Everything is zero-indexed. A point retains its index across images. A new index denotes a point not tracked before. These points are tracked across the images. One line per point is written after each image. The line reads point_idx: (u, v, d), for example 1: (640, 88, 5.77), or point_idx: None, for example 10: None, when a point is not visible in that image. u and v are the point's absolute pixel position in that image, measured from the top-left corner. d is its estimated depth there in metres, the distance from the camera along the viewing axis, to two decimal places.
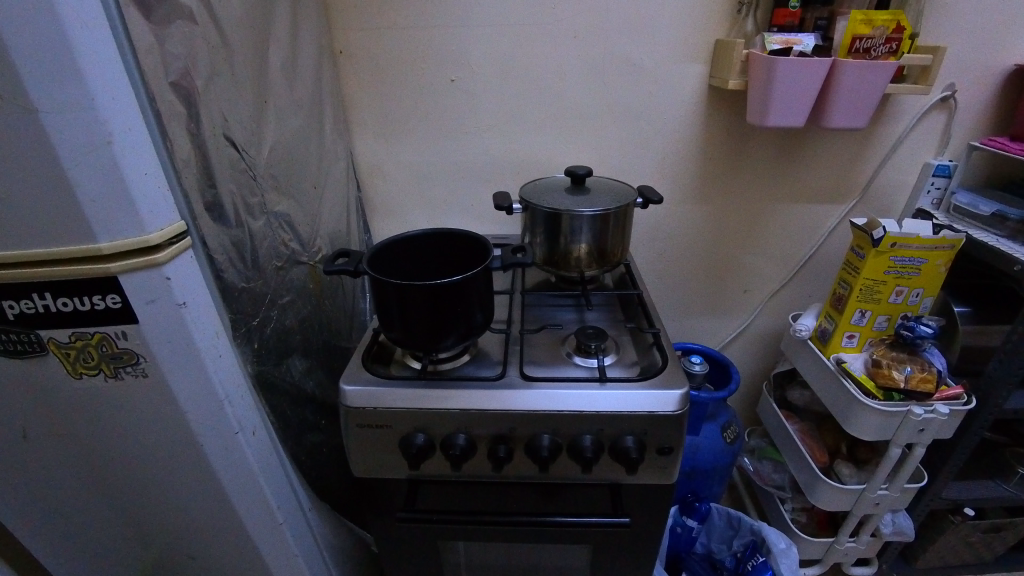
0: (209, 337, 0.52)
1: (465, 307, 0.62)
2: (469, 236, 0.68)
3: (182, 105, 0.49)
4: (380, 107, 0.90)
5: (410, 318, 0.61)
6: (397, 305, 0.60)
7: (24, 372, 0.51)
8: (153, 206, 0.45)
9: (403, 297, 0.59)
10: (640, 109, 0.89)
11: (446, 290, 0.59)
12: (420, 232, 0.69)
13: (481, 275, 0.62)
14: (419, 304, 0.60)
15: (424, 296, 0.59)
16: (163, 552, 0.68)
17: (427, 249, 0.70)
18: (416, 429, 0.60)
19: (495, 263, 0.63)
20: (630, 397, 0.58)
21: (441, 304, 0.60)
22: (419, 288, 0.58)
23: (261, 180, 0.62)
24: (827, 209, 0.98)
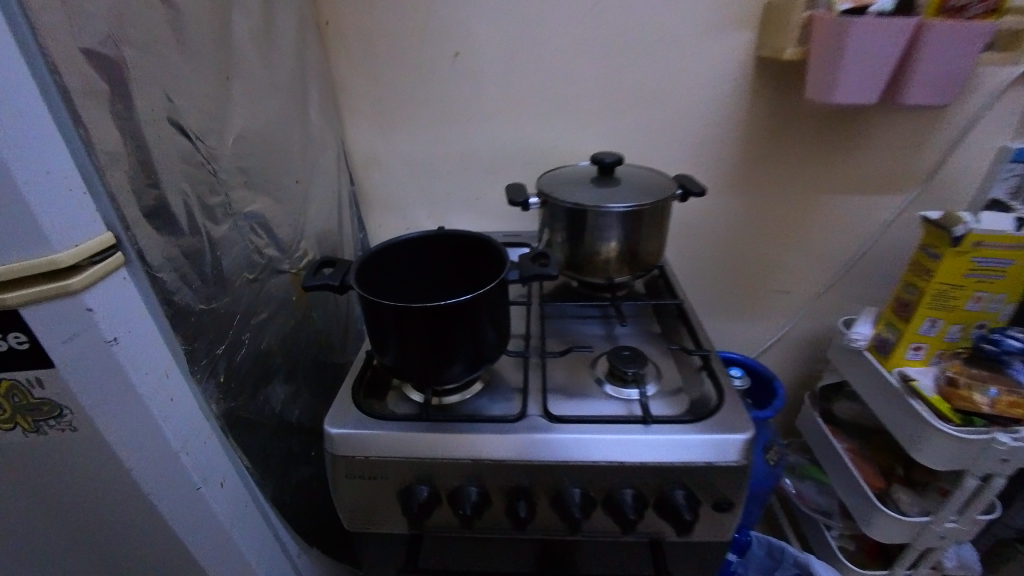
0: (153, 378, 0.42)
1: (476, 331, 0.51)
2: (479, 240, 0.56)
3: (105, 81, 0.37)
4: (373, 86, 0.77)
5: (408, 345, 0.50)
6: (392, 329, 0.50)
7: None
8: (62, 214, 0.34)
9: (399, 321, 0.48)
10: (675, 86, 0.77)
11: (452, 310, 0.48)
12: (405, 237, 0.56)
13: (495, 291, 0.51)
14: (417, 329, 0.49)
15: (425, 319, 0.48)
16: None
17: (422, 257, 0.58)
18: (418, 480, 0.49)
19: (512, 273, 0.52)
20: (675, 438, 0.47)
21: (444, 329, 0.49)
22: (417, 310, 0.47)
23: (226, 177, 0.51)
24: (884, 201, 0.86)
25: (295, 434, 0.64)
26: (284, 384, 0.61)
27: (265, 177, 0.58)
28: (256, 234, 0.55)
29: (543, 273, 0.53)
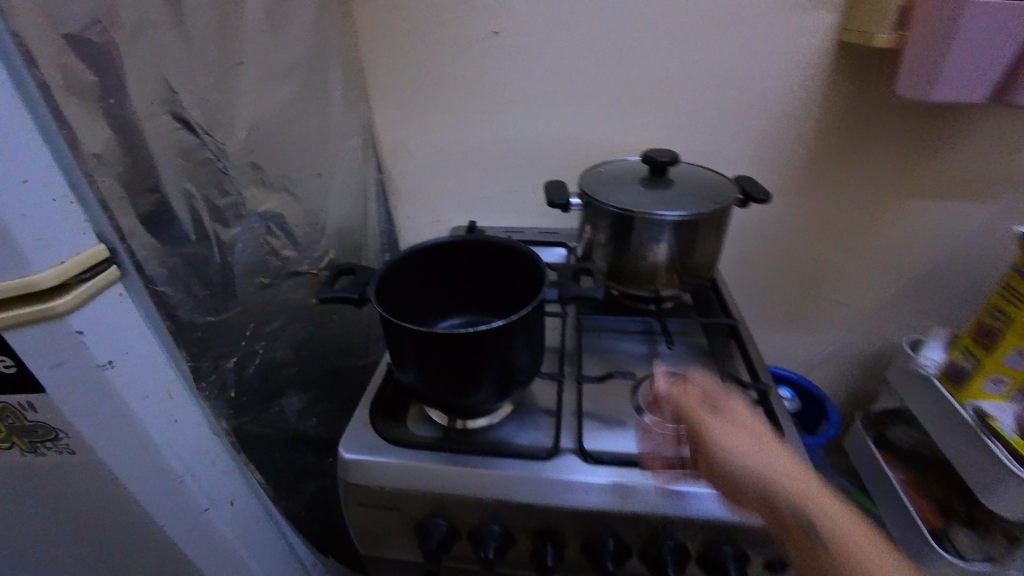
0: (156, 402, 0.39)
1: (508, 356, 0.46)
2: (490, 247, 0.51)
3: (93, 71, 0.33)
4: (403, 68, 0.72)
5: (430, 370, 0.45)
6: (413, 351, 0.45)
7: None
8: (42, 230, 0.30)
9: (421, 343, 0.44)
10: (737, 75, 0.69)
11: (482, 335, 0.43)
12: (415, 247, 0.49)
13: (530, 313, 0.46)
14: (442, 353, 0.44)
15: (451, 344, 0.43)
16: None
17: (435, 266, 0.52)
18: (435, 513, 0.45)
19: (550, 292, 0.47)
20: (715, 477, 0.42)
21: (472, 354, 0.44)
22: (442, 334, 0.42)
23: (237, 175, 0.46)
24: (970, 209, 0.76)
25: (309, 444, 0.61)
26: (298, 393, 0.58)
27: (283, 172, 0.53)
28: (271, 236, 0.51)
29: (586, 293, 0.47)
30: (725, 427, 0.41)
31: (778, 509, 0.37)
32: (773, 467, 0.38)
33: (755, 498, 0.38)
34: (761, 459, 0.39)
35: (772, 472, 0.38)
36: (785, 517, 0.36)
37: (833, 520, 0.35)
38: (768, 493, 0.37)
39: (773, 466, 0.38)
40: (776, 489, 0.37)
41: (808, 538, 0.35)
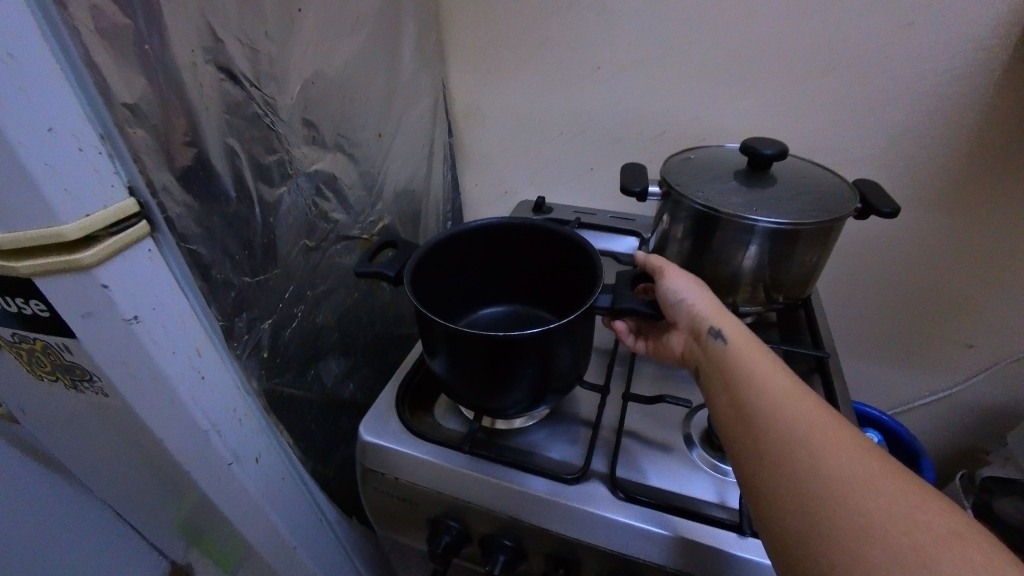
0: (184, 358, 0.38)
1: (550, 365, 0.41)
2: (534, 234, 0.47)
3: (128, 15, 0.31)
4: (484, 24, 0.66)
5: (462, 370, 0.41)
6: (445, 350, 0.41)
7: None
8: (69, 182, 0.28)
9: (454, 343, 0.39)
10: (881, 54, 0.56)
11: (520, 341, 0.38)
12: (445, 236, 0.44)
13: (579, 318, 0.40)
14: (476, 357, 0.39)
15: (485, 348, 0.38)
16: (190, 531, 0.62)
17: (464, 255, 0.47)
18: (448, 513, 0.43)
19: (603, 298, 0.40)
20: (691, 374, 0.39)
21: (509, 359, 0.39)
22: (476, 336, 0.38)
23: (289, 132, 0.44)
24: None
25: (346, 409, 0.61)
26: (339, 358, 0.58)
27: (340, 131, 0.50)
28: (320, 198, 0.49)
29: (642, 307, 0.40)
30: (707, 316, 0.38)
31: (744, 395, 0.33)
32: (750, 358, 0.35)
33: (723, 383, 0.35)
34: (734, 345, 0.36)
35: (746, 361, 0.35)
36: (749, 399, 0.33)
37: (801, 409, 0.31)
38: (739, 375, 0.34)
39: (750, 358, 0.35)
40: (742, 374, 0.34)
41: (769, 419, 0.31)
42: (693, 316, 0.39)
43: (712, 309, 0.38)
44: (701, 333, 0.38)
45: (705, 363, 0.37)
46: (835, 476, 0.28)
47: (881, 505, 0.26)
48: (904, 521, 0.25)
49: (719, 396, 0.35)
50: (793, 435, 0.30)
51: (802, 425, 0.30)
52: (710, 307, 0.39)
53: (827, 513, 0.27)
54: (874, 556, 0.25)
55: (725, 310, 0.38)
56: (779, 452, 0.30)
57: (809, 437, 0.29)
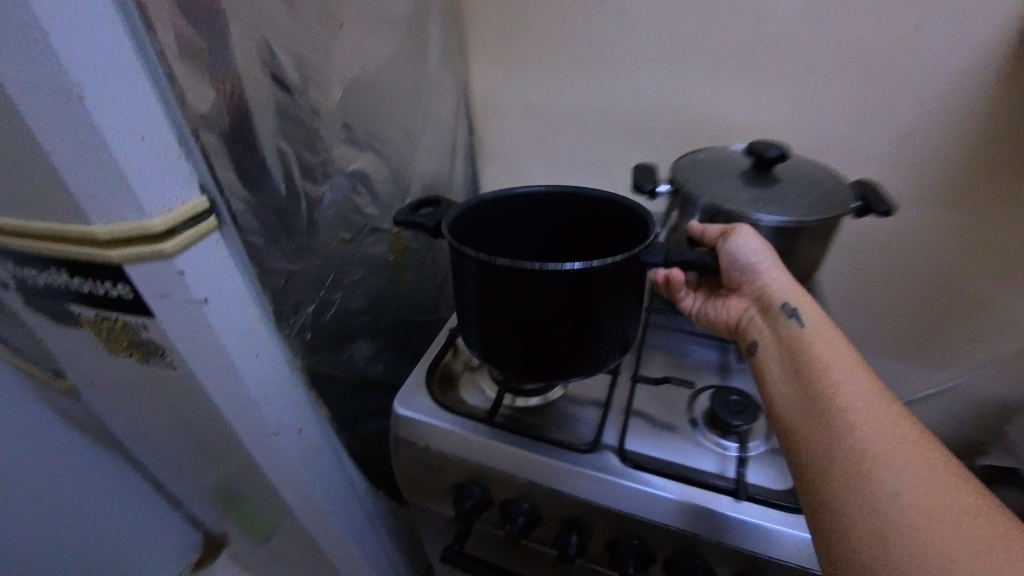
0: (241, 336, 0.43)
1: (581, 316, 0.39)
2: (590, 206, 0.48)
3: (202, 36, 0.35)
4: (507, 26, 0.70)
5: (490, 310, 0.41)
6: (476, 285, 0.40)
7: (71, 334, 0.47)
8: (153, 180, 0.33)
9: (485, 276, 0.39)
10: (885, 58, 0.59)
11: (549, 282, 0.37)
12: (485, 198, 0.47)
13: (619, 268, 0.38)
14: (503, 292, 0.39)
15: (514, 281, 0.38)
16: (229, 497, 0.68)
17: (502, 222, 0.50)
18: (472, 479, 0.48)
19: (654, 255, 0.39)
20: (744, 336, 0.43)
21: (534, 300, 0.38)
22: (506, 267, 0.37)
23: (331, 135, 0.49)
24: None
25: (374, 388, 0.66)
26: (368, 341, 0.62)
27: (374, 131, 0.55)
28: (356, 193, 0.54)
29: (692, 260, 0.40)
30: (782, 293, 0.42)
31: (810, 367, 0.37)
32: (827, 340, 0.38)
33: (790, 354, 0.39)
34: (807, 328, 0.39)
35: (822, 341, 0.38)
36: (813, 372, 0.36)
37: (882, 425, 0.32)
38: (810, 349, 0.38)
39: (827, 340, 0.38)
40: (815, 350, 0.37)
41: (829, 390, 0.34)
42: (767, 293, 0.43)
43: (789, 290, 0.43)
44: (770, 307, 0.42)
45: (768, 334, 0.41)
46: (874, 449, 0.31)
47: (912, 482, 0.29)
48: (929, 498, 0.28)
49: (787, 377, 0.38)
50: (868, 449, 0.31)
51: (879, 441, 0.31)
52: (789, 289, 0.43)
53: (859, 474, 0.30)
54: (889, 519, 0.28)
55: (800, 293, 0.42)
56: (829, 421, 0.33)
57: (889, 454, 0.30)
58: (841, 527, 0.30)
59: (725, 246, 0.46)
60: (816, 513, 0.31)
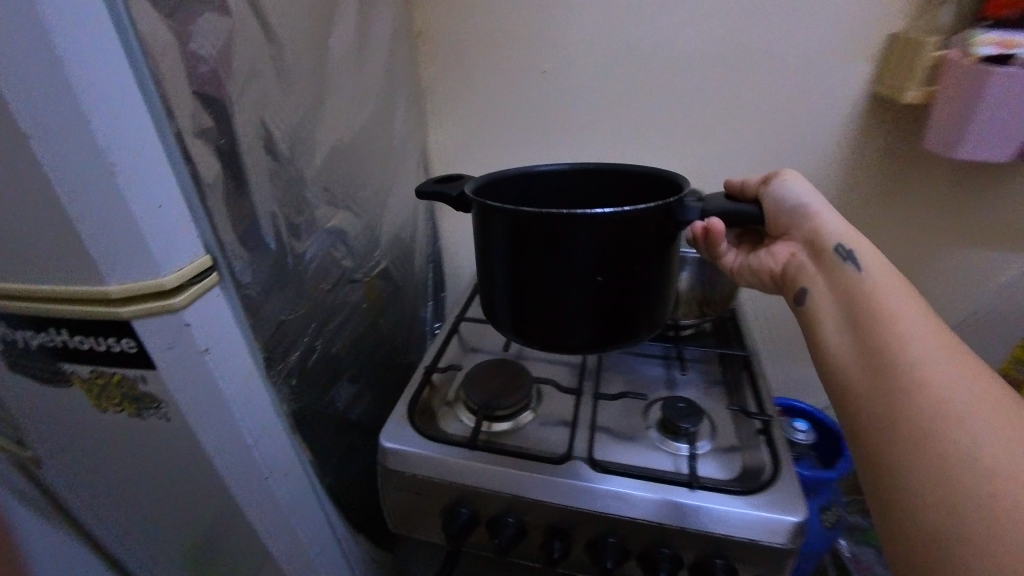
0: (237, 383, 0.46)
1: (612, 271, 0.40)
2: (626, 176, 0.50)
3: (211, 117, 0.41)
4: (459, 96, 0.79)
5: (519, 267, 0.42)
6: (504, 239, 0.41)
7: (56, 396, 0.48)
8: (168, 242, 0.37)
9: (514, 228, 0.40)
10: (773, 118, 0.73)
11: (580, 232, 0.38)
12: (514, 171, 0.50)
13: (652, 222, 0.39)
14: (533, 241, 0.40)
15: (546, 229, 0.38)
16: (202, 560, 0.66)
17: (537, 186, 0.52)
18: (460, 501, 0.51)
19: (692, 212, 0.40)
20: (798, 283, 0.49)
21: (565, 251, 0.39)
22: (538, 214, 0.38)
23: (312, 197, 0.55)
24: (1009, 258, 0.77)
25: (351, 429, 0.70)
26: (349, 383, 0.68)
27: (348, 192, 0.61)
28: (334, 248, 0.60)
29: (729, 210, 0.43)
30: (835, 229, 0.48)
31: (870, 329, 0.41)
32: (890, 300, 0.42)
33: (848, 312, 0.43)
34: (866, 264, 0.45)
35: (882, 298, 0.42)
36: (875, 335, 0.40)
37: (956, 387, 0.36)
38: (870, 308, 0.42)
39: (888, 297, 0.42)
40: (875, 310, 0.41)
41: (895, 354, 0.38)
42: (817, 232, 0.49)
43: (841, 226, 0.49)
44: (825, 249, 0.48)
45: (827, 279, 0.46)
46: (952, 412, 0.35)
47: (988, 445, 0.33)
48: (1008, 460, 0.32)
49: (850, 319, 0.43)
50: (944, 413, 0.35)
51: (956, 405, 0.35)
52: (841, 228, 0.48)
53: (934, 437, 0.34)
54: (966, 481, 0.32)
55: (854, 230, 0.48)
56: (903, 379, 0.37)
57: (966, 417, 0.34)
58: (912, 489, 0.34)
59: (772, 189, 0.54)
60: (887, 477, 0.35)
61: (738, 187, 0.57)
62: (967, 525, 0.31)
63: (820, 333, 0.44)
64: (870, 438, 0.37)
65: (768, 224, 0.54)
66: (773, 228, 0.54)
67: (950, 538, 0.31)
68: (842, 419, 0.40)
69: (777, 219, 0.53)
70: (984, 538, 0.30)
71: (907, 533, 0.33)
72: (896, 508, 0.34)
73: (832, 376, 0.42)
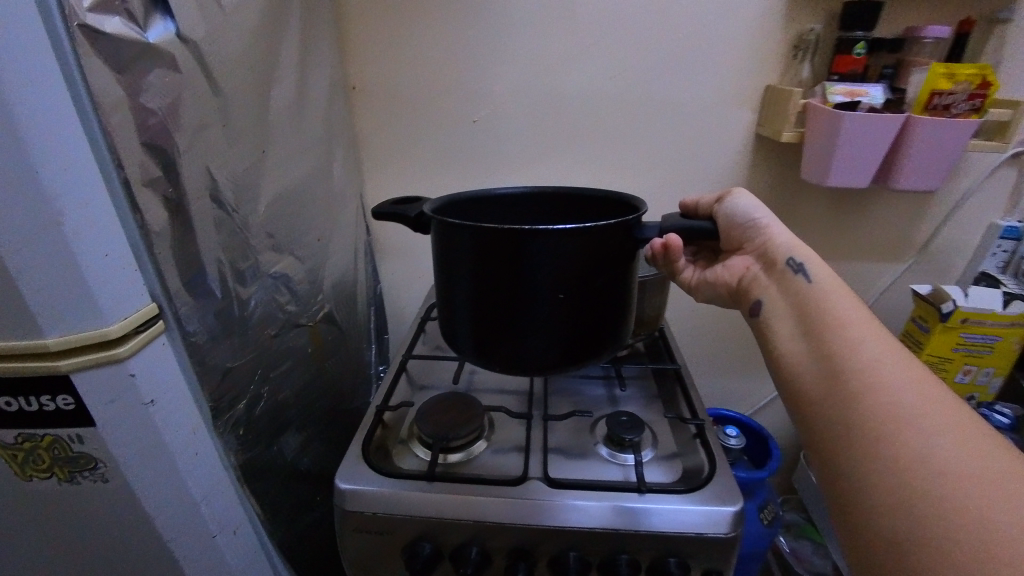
0: (184, 435, 0.45)
1: (572, 286, 0.44)
2: (584, 199, 0.56)
3: (159, 168, 0.41)
4: (394, 145, 0.83)
5: (478, 278, 0.45)
6: (465, 252, 0.44)
7: None
8: (114, 290, 0.37)
9: (474, 241, 0.43)
10: (679, 157, 0.82)
11: (542, 245, 0.42)
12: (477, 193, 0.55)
13: (611, 238, 0.43)
14: (492, 254, 0.43)
15: (504, 242, 0.42)
16: None
17: (500, 207, 0.58)
18: (421, 537, 0.51)
19: (649, 231, 0.45)
20: (753, 294, 0.52)
21: (525, 264, 0.43)
22: (495, 228, 0.41)
23: (256, 243, 0.56)
24: (879, 268, 0.91)
25: (300, 479, 0.68)
26: (296, 433, 0.67)
27: (290, 238, 0.62)
28: (278, 292, 0.61)
29: (688, 226, 0.47)
30: (784, 241, 0.51)
31: (821, 334, 0.43)
32: (840, 305, 0.45)
33: (801, 319, 0.46)
34: (812, 272, 0.48)
35: (831, 306, 0.45)
36: (826, 340, 0.42)
37: (909, 390, 0.37)
38: (819, 313, 0.45)
39: (837, 303, 0.45)
40: (825, 316, 0.44)
41: (846, 359, 0.40)
42: (768, 246, 0.52)
43: (789, 239, 0.52)
44: (777, 261, 0.51)
45: (779, 289, 0.49)
46: (905, 416, 0.36)
47: (941, 448, 0.34)
48: (964, 462, 0.33)
49: (801, 322, 0.46)
50: (897, 417, 0.36)
51: (908, 409, 0.36)
52: (790, 241, 0.51)
53: (888, 441, 0.35)
54: (923, 483, 0.33)
55: (802, 243, 0.51)
56: (855, 382, 0.39)
57: (920, 421, 0.35)
58: (872, 494, 0.35)
59: (724, 207, 0.57)
60: (848, 484, 0.36)
61: (693, 205, 0.61)
62: (926, 528, 0.32)
63: (775, 339, 0.47)
64: (829, 442, 0.39)
65: (724, 239, 0.58)
66: (729, 242, 0.57)
67: (911, 542, 0.32)
68: (802, 425, 0.42)
69: (733, 234, 0.57)
70: (942, 538, 0.31)
71: (870, 539, 0.34)
72: (859, 515, 0.35)
73: (789, 380, 0.44)
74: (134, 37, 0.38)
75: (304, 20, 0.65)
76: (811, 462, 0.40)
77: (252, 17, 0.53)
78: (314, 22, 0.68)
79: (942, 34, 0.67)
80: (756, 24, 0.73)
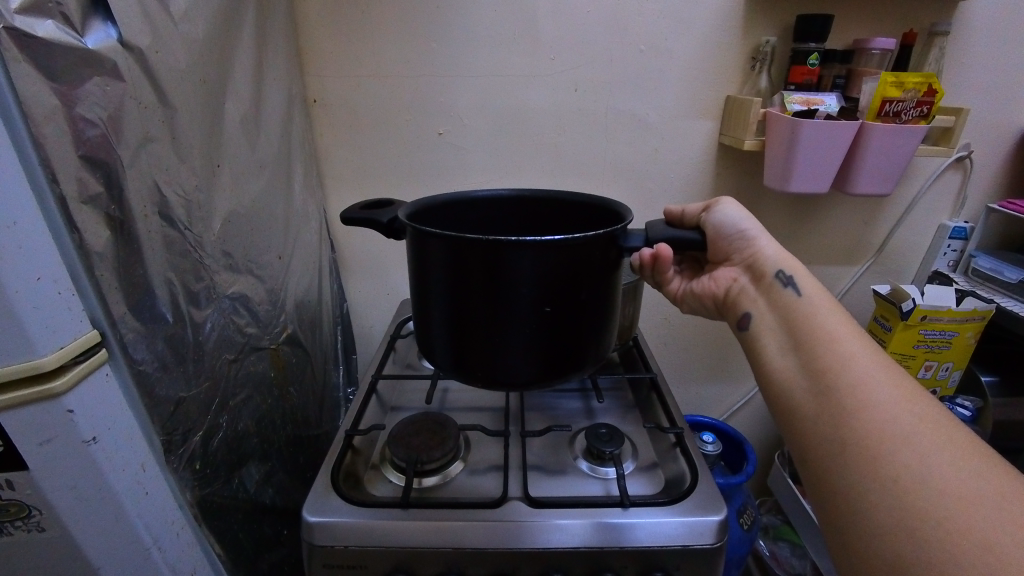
0: (132, 474, 0.41)
1: (558, 299, 0.43)
2: (563, 207, 0.55)
3: (101, 184, 0.38)
4: (357, 160, 0.80)
5: (461, 296, 0.43)
6: (448, 267, 0.43)
7: None
8: (50, 319, 0.34)
9: (456, 257, 0.42)
10: (645, 166, 0.83)
11: (529, 257, 0.40)
12: (448, 197, 0.54)
13: (597, 248, 0.42)
14: (475, 268, 0.41)
15: (488, 256, 0.41)
16: None
17: (480, 212, 0.57)
18: (397, 568, 0.48)
19: (636, 239, 0.44)
20: (740, 306, 0.52)
21: (511, 278, 0.41)
22: (478, 241, 0.40)
23: (210, 263, 0.53)
24: (840, 270, 0.93)
25: (263, 514, 0.64)
26: (258, 465, 0.63)
27: (246, 257, 0.59)
28: (236, 314, 0.58)
29: (676, 235, 0.46)
30: (772, 253, 0.52)
31: (812, 349, 0.43)
32: (828, 319, 0.45)
33: (790, 333, 0.46)
34: (799, 285, 0.48)
35: (821, 320, 0.45)
36: (817, 355, 0.42)
37: (903, 408, 0.37)
38: (810, 328, 0.45)
39: (827, 319, 0.45)
40: (816, 331, 0.44)
41: (838, 375, 0.40)
42: (757, 259, 0.52)
43: (778, 251, 0.52)
44: (765, 274, 0.51)
45: (768, 302, 0.50)
46: (900, 435, 0.36)
47: (937, 468, 0.34)
48: (959, 481, 0.33)
49: (788, 332, 0.46)
50: (891, 436, 0.36)
51: (901, 427, 0.36)
52: (778, 254, 0.52)
53: (885, 461, 0.35)
54: (922, 504, 0.33)
55: (790, 255, 0.51)
56: (847, 398, 0.39)
57: (915, 440, 0.35)
58: (870, 514, 0.35)
59: (713, 217, 0.57)
60: (843, 503, 0.36)
61: (680, 215, 0.60)
62: (926, 553, 0.32)
63: (763, 352, 0.47)
64: (823, 456, 0.38)
65: (711, 249, 0.58)
66: (716, 253, 0.57)
67: (911, 567, 0.32)
68: (792, 439, 0.42)
69: (720, 244, 0.57)
70: (943, 562, 0.31)
71: (868, 562, 0.34)
72: (857, 537, 0.35)
73: (779, 394, 0.43)
74: (71, 42, 0.35)
75: (259, 31, 0.63)
76: (805, 478, 0.40)
77: (203, 26, 0.51)
78: (271, 34, 0.66)
79: (888, 45, 0.70)
80: (714, 37, 0.75)
